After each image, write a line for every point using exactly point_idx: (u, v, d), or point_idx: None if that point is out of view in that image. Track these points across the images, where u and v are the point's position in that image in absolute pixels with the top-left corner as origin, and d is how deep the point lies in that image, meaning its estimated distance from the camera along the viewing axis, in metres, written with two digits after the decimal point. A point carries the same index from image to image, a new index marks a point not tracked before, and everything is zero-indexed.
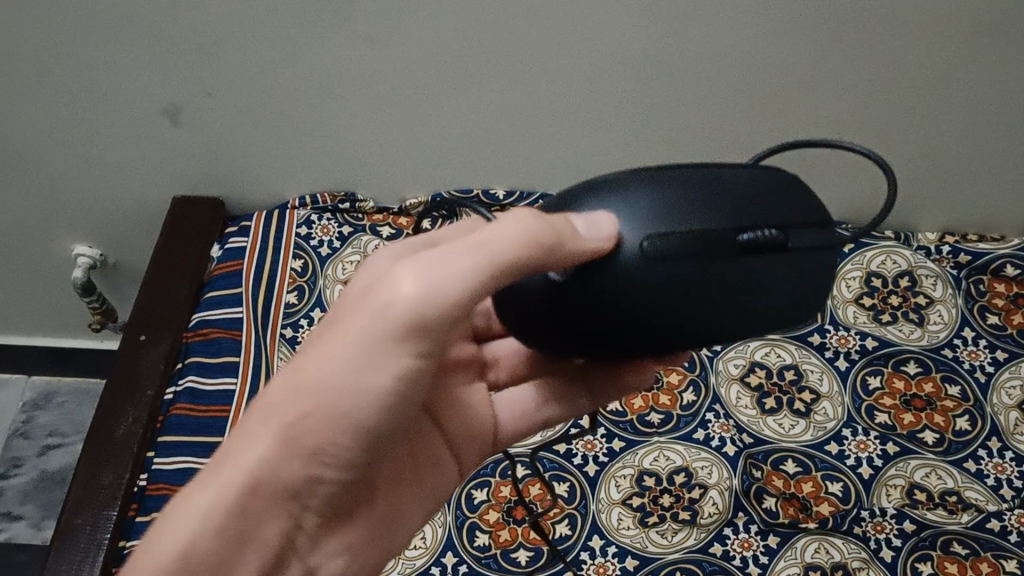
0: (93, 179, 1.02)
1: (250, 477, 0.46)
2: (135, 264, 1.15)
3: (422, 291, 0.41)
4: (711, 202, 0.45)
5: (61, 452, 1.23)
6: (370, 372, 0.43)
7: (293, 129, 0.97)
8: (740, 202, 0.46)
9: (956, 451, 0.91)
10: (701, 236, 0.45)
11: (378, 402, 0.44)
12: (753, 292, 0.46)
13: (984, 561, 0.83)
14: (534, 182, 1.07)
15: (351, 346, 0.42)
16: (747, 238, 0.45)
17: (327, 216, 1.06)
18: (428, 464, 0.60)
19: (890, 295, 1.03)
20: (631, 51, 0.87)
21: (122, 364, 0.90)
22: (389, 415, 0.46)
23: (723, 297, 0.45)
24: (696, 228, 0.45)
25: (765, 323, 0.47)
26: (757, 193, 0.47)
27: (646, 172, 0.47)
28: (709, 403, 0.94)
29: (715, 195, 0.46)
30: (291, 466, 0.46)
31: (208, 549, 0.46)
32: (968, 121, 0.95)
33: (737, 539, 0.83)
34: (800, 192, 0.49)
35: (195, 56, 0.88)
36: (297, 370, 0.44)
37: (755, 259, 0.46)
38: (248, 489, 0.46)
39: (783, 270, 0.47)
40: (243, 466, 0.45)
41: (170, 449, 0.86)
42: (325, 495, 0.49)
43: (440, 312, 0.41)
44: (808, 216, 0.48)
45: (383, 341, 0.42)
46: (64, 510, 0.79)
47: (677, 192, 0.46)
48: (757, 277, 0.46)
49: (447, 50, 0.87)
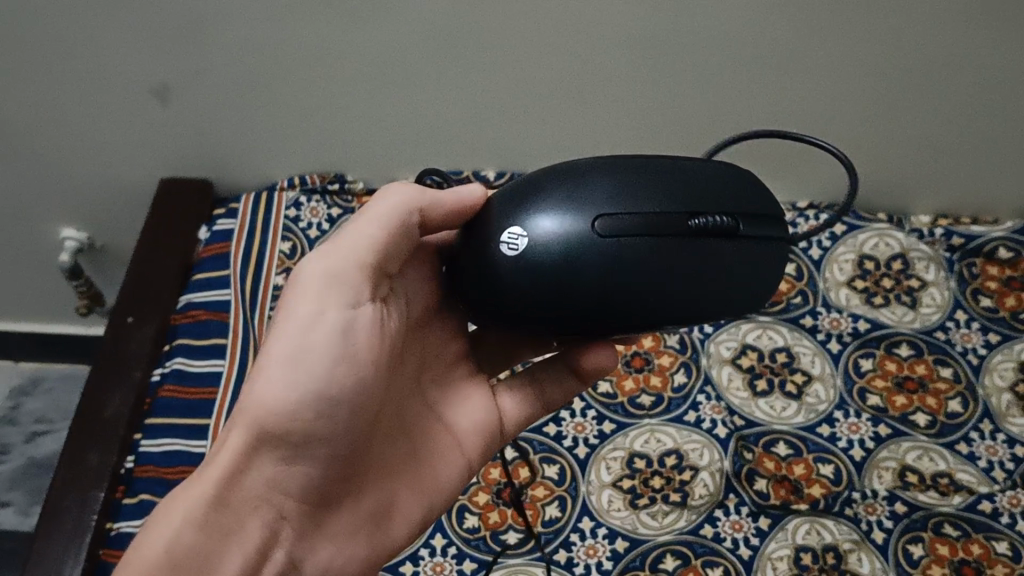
0: (80, 161, 1.01)
1: (229, 473, 0.50)
2: (123, 247, 1.14)
3: (339, 277, 0.50)
4: (659, 190, 0.50)
5: (50, 439, 1.22)
6: (310, 348, 0.50)
7: (282, 109, 0.96)
8: (691, 190, 0.51)
9: (949, 433, 0.91)
10: (652, 219, 0.49)
11: (332, 363, 0.50)
12: (706, 269, 0.50)
13: (976, 543, 0.83)
14: (524, 164, 1.06)
15: (293, 333, 0.50)
16: (697, 223, 0.50)
17: (316, 198, 1.05)
18: (424, 462, 0.60)
19: (882, 277, 1.02)
20: (624, 30, 0.87)
21: (108, 346, 0.89)
22: (343, 370, 0.51)
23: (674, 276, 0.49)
24: (645, 214, 0.49)
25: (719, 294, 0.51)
26: (704, 180, 0.52)
27: (600, 162, 0.52)
28: (699, 385, 0.93)
29: (661, 184, 0.50)
30: (263, 454, 0.51)
31: (191, 542, 0.48)
32: (965, 102, 0.94)
33: (728, 521, 0.83)
34: (744, 185, 0.54)
35: (182, 34, 0.86)
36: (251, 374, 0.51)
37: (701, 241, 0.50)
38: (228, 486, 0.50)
39: (736, 253, 0.51)
40: (217, 467, 0.50)
41: (157, 431, 0.85)
42: (298, 472, 0.52)
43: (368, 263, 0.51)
44: (751, 208, 0.53)
45: (327, 300, 0.50)
46: (50, 492, 0.79)
47: (623, 182, 0.50)
48: (706, 257, 0.50)
49: (437, 30, 0.87)
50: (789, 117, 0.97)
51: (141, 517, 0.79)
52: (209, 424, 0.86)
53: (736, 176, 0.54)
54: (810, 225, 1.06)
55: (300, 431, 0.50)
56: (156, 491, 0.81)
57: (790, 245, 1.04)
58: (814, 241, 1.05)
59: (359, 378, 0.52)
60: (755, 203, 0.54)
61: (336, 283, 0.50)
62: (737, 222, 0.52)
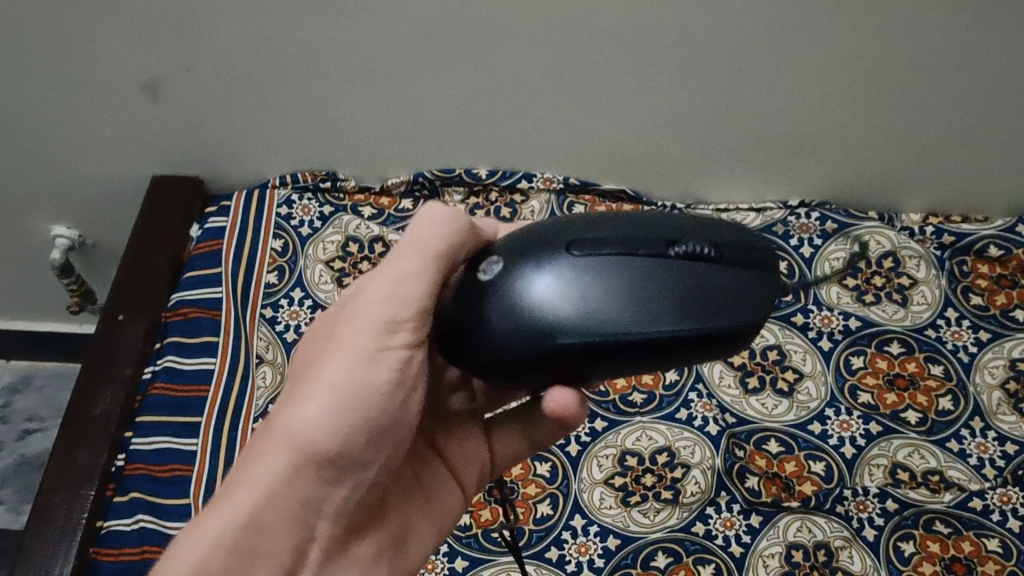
0: (72, 158, 1.01)
1: (267, 497, 0.48)
2: (114, 245, 1.14)
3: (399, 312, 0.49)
4: (626, 235, 0.50)
5: (40, 436, 1.21)
6: (361, 380, 0.49)
7: (273, 106, 0.96)
8: (661, 230, 0.50)
9: (939, 431, 0.91)
10: (623, 256, 0.48)
11: (379, 397, 0.49)
12: (704, 290, 0.47)
13: (966, 540, 0.83)
14: (516, 162, 1.06)
15: (351, 362, 0.49)
16: (677, 251, 0.49)
17: (308, 196, 1.05)
18: (434, 488, 0.61)
19: (872, 276, 1.03)
20: (614, 28, 0.87)
21: (99, 344, 0.89)
22: (387, 408, 0.50)
23: (670, 301, 0.47)
24: (616, 254, 0.49)
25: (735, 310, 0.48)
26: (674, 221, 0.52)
27: (569, 225, 0.52)
28: (691, 383, 0.93)
29: (627, 231, 0.50)
30: (302, 482, 0.49)
31: (223, 565, 0.47)
32: (957, 100, 0.94)
33: (719, 518, 0.83)
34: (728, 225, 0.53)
35: (173, 31, 0.86)
36: (301, 393, 0.49)
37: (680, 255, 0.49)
38: (271, 510, 0.49)
39: (735, 272, 0.49)
40: (259, 488, 0.48)
41: (148, 428, 0.85)
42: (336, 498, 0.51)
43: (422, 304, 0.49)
44: (744, 241, 0.51)
45: (380, 334, 0.49)
46: (41, 489, 0.78)
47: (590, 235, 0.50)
48: (701, 279, 0.48)
49: (429, 26, 0.87)
50: (782, 115, 0.97)
51: (132, 515, 0.79)
52: (200, 422, 0.86)
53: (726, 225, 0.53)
54: (800, 224, 1.06)
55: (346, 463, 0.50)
56: (146, 489, 0.81)
57: (782, 244, 1.04)
58: (805, 239, 1.05)
59: (401, 411, 0.51)
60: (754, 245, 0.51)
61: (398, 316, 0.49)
62: (725, 248, 0.50)
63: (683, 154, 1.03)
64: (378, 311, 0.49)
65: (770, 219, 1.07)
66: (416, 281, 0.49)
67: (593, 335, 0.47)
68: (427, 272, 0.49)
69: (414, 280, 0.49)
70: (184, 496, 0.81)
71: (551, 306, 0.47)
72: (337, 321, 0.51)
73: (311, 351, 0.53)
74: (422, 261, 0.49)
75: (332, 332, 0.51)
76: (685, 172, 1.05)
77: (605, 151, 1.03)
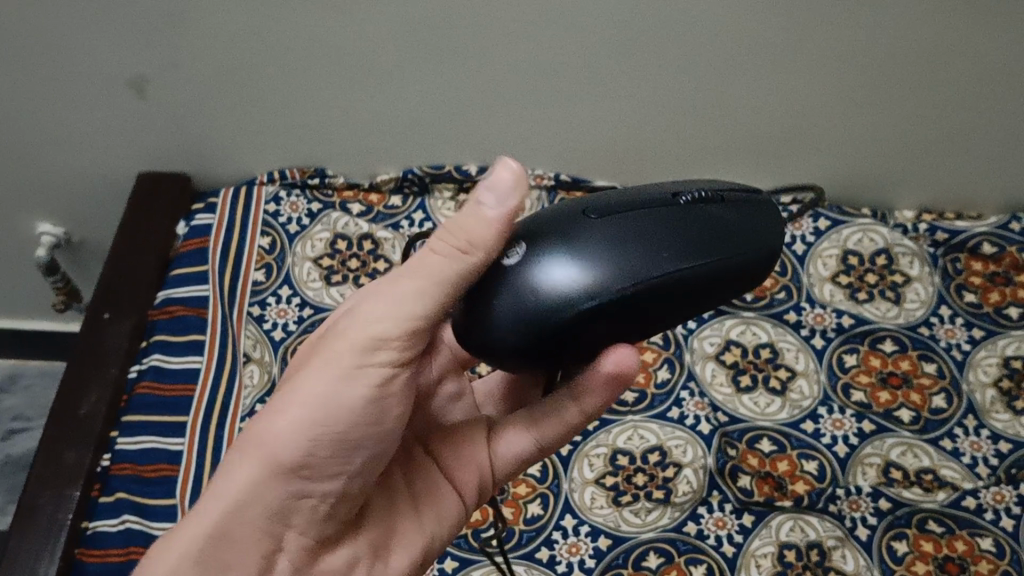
0: (57, 155, 1.00)
1: (234, 507, 0.48)
2: (101, 242, 1.13)
3: (380, 329, 0.47)
4: (632, 196, 0.49)
5: (26, 436, 1.20)
6: (335, 396, 0.48)
7: (260, 103, 0.95)
8: (655, 187, 0.51)
9: (932, 430, 0.90)
10: (643, 210, 0.48)
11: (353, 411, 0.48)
12: (720, 229, 0.49)
13: (960, 539, 0.82)
14: (506, 159, 1.05)
15: (325, 377, 0.48)
16: (684, 199, 0.50)
17: (296, 193, 1.04)
18: (430, 495, 0.57)
19: (866, 273, 1.02)
20: (604, 24, 0.86)
21: (84, 342, 0.87)
22: (365, 420, 0.49)
23: (700, 240, 0.48)
24: (635, 210, 0.48)
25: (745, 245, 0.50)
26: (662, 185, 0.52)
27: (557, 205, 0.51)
28: (683, 381, 0.93)
29: (626, 193, 0.50)
30: (269, 493, 0.48)
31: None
32: (949, 97, 0.94)
33: (711, 518, 0.82)
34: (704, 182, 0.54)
35: (157, 26, 0.85)
36: (276, 406, 0.49)
37: (694, 206, 0.49)
38: (234, 521, 0.48)
39: (734, 213, 0.50)
40: (225, 496, 0.48)
41: (134, 428, 0.84)
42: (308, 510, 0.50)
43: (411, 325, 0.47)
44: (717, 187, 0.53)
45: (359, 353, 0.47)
46: (24, 490, 0.77)
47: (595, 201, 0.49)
48: (714, 222, 0.49)
49: (417, 23, 0.86)
50: (775, 111, 0.96)
51: (118, 515, 0.78)
52: (187, 422, 0.85)
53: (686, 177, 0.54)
54: (792, 221, 1.06)
55: (310, 474, 0.49)
56: (131, 489, 0.80)
57: None
58: (799, 236, 1.04)
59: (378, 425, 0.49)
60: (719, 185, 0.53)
61: (382, 336, 0.47)
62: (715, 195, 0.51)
63: (675, 151, 1.02)
64: (355, 329, 0.47)
65: None
66: (410, 301, 0.46)
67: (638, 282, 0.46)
68: (424, 291, 0.46)
69: (409, 297, 0.46)
70: (170, 496, 0.80)
71: (576, 267, 0.46)
72: (328, 332, 0.50)
73: (307, 356, 0.52)
74: (421, 280, 0.46)
75: (321, 342, 0.49)
76: (677, 170, 1.05)
77: (596, 148, 1.02)
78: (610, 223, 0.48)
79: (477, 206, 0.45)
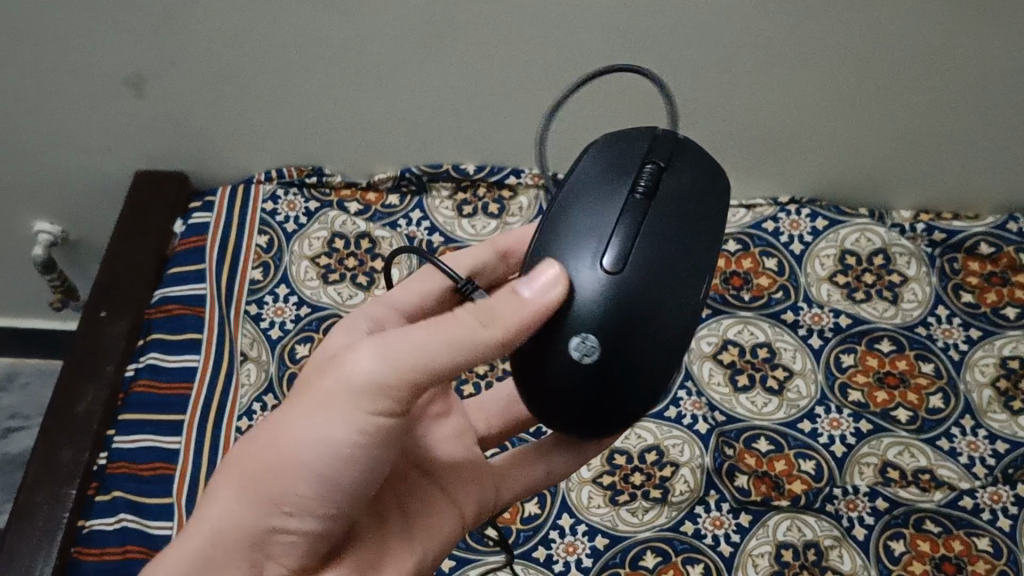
0: (54, 153, 1.00)
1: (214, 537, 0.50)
2: (98, 240, 1.13)
3: (371, 378, 0.46)
4: (596, 203, 0.50)
5: (22, 435, 1.20)
6: (318, 441, 0.48)
7: (257, 101, 0.95)
8: (606, 183, 0.51)
9: (930, 430, 0.90)
10: (620, 215, 0.49)
11: (335, 457, 0.48)
12: (683, 202, 0.50)
13: (957, 539, 0.82)
14: (504, 158, 1.05)
15: (316, 414, 0.48)
16: (640, 187, 0.50)
17: (293, 192, 1.04)
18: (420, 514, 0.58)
19: (863, 273, 1.02)
20: (601, 22, 0.86)
21: (81, 340, 0.87)
22: (349, 465, 0.49)
23: (679, 225, 0.49)
24: (611, 217, 0.49)
25: (703, 200, 0.51)
26: (594, 178, 0.52)
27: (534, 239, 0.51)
28: (681, 380, 0.93)
29: (587, 201, 0.50)
30: (249, 523, 0.50)
31: None
32: (946, 97, 0.94)
33: (709, 517, 0.82)
34: (606, 149, 0.54)
35: (153, 24, 0.85)
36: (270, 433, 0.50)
37: (661, 195, 0.50)
38: (219, 545, 0.50)
39: (680, 176, 0.51)
40: (205, 527, 0.50)
41: (131, 426, 0.84)
42: (287, 543, 0.51)
43: (396, 385, 0.46)
44: (642, 146, 0.53)
45: (343, 405, 0.47)
46: (20, 489, 0.76)
47: (569, 224, 0.50)
48: (675, 196, 0.50)
49: (414, 21, 0.86)
50: (772, 111, 0.96)
51: (114, 514, 0.78)
52: (184, 420, 0.85)
53: (603, 145, 0.55)
54: (789, 221, 1.06)
55: (295, 506, 0.49)
56: (127, 488, 0.80)
57: (772, 241, 1.04)
58: (796, 236, 1.04)
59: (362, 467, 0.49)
60: (638, 140, 0.54)
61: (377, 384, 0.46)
62: (651, 161, 0.52)
63: None
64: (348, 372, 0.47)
65: (760, 216, 1.06)
66: (408, 353, 0.46)
67: (662, 292, 0.47)
68: (427, 346, 0.45)
69: (411, 354, 0.46)
70: (167, 495, 0.80)
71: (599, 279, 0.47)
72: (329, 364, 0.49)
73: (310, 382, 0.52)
74: (428, 338, 0.45)
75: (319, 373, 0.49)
76: None
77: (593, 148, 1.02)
78: (635, 267, 0.47)
79: (517, 290, 0.47)
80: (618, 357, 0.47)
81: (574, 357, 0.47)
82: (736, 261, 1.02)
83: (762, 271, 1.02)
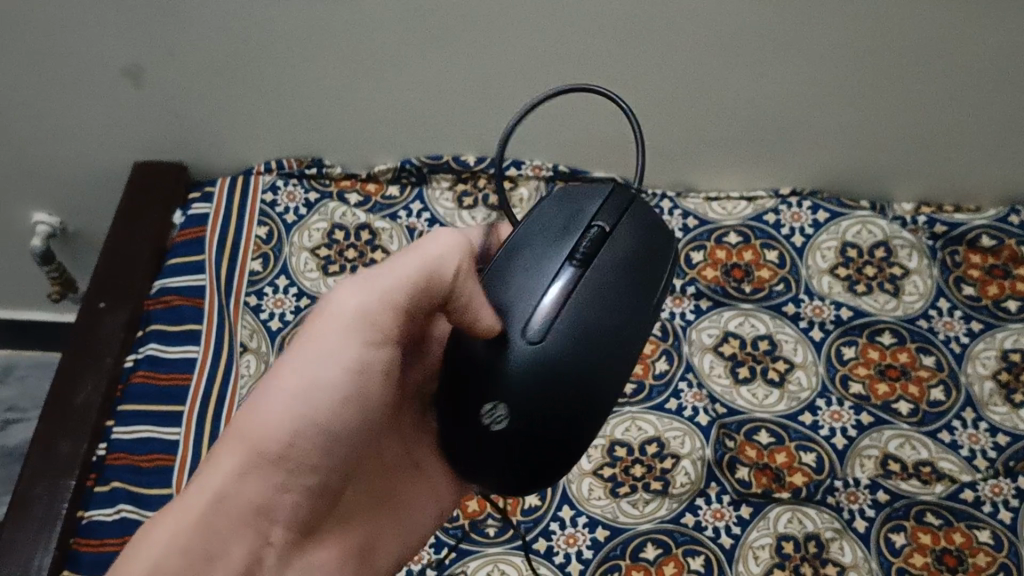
0: (52, 144, 0.99)
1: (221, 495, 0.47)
2: (96, 232, 1.12)
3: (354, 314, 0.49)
4: (537, 265, 0.51)
5: (19, 427, 1.18)
6: (317, 380, 0.49)
7: (257, 91, 0.95)
8: (550, 245, 0.52)
9: (931, 422, 0.90)
10: (558, 278, 0.51)
11: (334, 398, 0.50)
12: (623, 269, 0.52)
13: (958, 532, 0.82)
14: (505, 149, 1.04)
15: (310, 371, 0.49)
16: (581, 252, 0.51)
17: (293, 182, 1.03)
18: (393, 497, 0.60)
19: (865, 265, 1.02)
20: (604, 12, 0.85)
21: (80, 331, 0.87)
22: (348, 410, 0.50)
23: (619, 293, 0.51)
24: (549, 280, 0.51)
25: (643, 265, 0.53)
26: (537, 235, 0.53)
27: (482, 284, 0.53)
28: (681, 372, 0.92)
29: (531, 261, 0.52)
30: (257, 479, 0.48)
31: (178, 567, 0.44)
32: (949, 89, 0.93)
33: (709, 509, 0.82)
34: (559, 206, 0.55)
35: (152, 13, 0.85)
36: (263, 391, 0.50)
37: (600, 261, 0.52)
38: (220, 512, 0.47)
39: (623, 241, 0.53)
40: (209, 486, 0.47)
41: (130, 417, 0.83)
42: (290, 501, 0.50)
43: (384, 314, 0.50)
44: (592, 205, 0.54)
45: (337, 339, 0.50)
46: (19, 480, 0.76)
47: (512, 280, 0.51)
48: (616, 264, 0.52)
49: (415, 10, 0.85)
50: (775, 104, 0.96)
51: (113, 505, 0.78)
52: (183, 411, 0.85)
53: (555, 200, 0.55)
54: (790, 213, 1.05)
55: (298, 458, 0.49)
56: (127, 478, 0.80)
57: (773, 233, 1.04)
58: (797, 229, 1.04)
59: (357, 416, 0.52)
60: (589, 200, 0.55)
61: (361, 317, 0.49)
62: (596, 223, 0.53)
63: (673, 143, 1.01)
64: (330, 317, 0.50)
65: (761, 208, 1.06)
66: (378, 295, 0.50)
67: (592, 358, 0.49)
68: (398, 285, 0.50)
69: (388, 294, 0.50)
70: (166, 486, 0.80)
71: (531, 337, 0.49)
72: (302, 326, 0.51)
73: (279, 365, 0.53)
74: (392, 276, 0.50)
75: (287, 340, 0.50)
76: (676, 161, 1.04)
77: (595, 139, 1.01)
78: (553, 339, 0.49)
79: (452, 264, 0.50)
80: (538, 417, 0.48)
81: (485, 424, 0.49)
82: (737, 253, 1.02)
83: (763, 263, 1.01)
